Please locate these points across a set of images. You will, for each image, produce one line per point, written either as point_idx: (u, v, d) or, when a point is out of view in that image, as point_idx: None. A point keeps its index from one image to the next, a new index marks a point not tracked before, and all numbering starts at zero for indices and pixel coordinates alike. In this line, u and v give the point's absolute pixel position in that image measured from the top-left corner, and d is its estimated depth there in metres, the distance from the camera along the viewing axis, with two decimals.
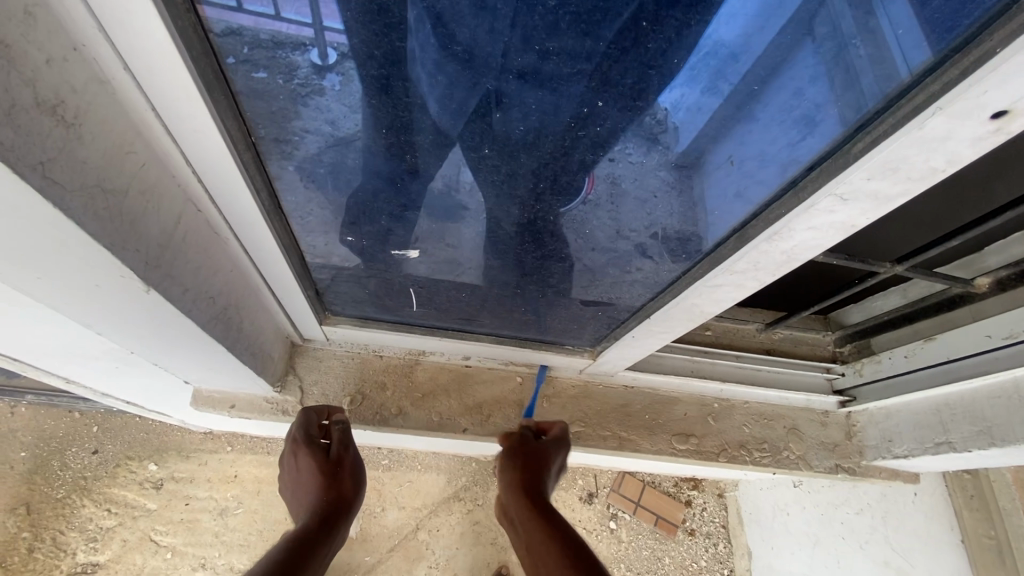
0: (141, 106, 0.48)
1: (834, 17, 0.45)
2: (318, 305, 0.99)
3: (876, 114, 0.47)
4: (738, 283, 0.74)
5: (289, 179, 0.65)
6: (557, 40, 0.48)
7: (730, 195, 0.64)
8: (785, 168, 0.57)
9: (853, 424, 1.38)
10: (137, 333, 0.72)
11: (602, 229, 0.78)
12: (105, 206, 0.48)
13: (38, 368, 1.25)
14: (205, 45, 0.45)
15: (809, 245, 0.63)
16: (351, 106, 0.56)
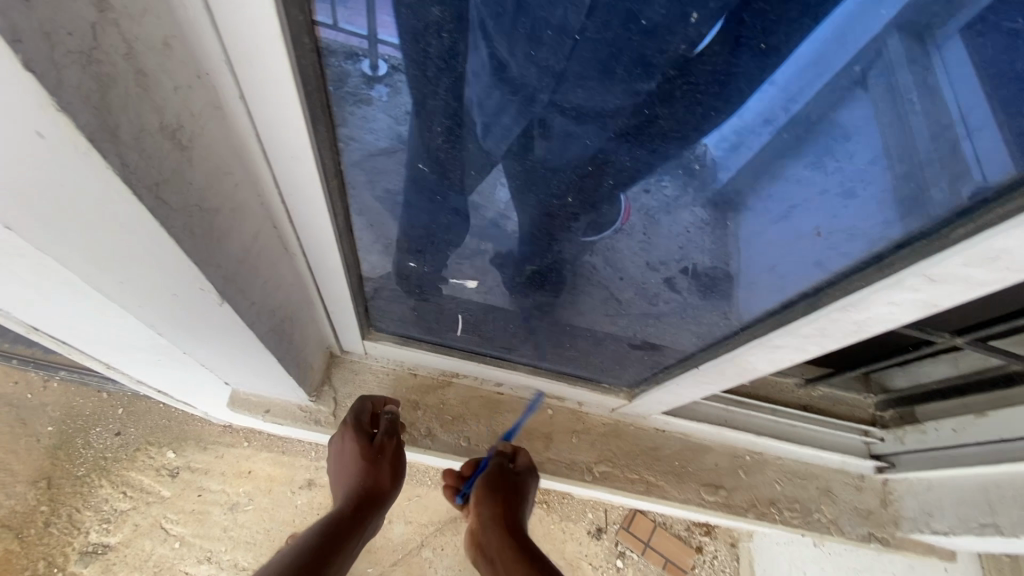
0: (247, 130, 0.50)
1: (890, 68, 0.48)
2: (363, 320, 1.00)
3: (986, 202, 0.45)
4: (799, 348, 0.72)
5: (361, 197, 0.66)
6: None
7: (809, 261, 0.64)
8: (872, 242, 0.56)
9: (890, 492, 1.33)
10: (198, 336, 0.74)
11: (632, 261, 0.82)
12: (201, 223, 0.50)
13: (82, 350, 1.28)
14: (317, 80, 0.47)
15: (885, 319, 0.61)
16: (416, 116, 0.57)
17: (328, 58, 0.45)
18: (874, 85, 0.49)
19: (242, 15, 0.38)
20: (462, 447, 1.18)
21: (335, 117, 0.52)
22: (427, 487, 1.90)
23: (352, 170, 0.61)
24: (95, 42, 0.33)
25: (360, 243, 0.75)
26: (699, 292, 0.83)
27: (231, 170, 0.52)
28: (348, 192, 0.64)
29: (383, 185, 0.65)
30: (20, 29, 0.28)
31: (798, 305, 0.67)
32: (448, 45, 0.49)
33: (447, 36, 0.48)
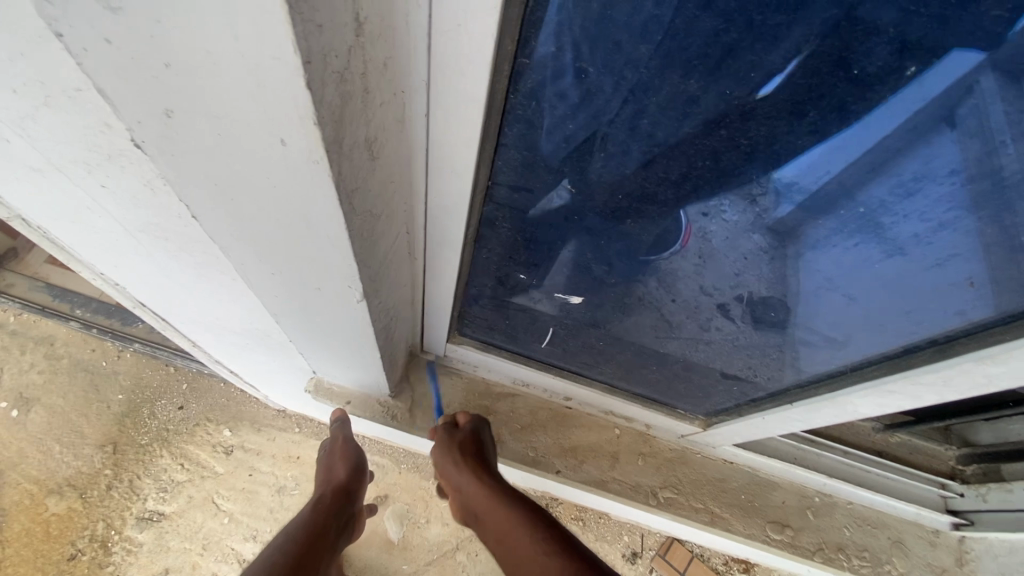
0: (418, 143, 0.53)
1: (982, 110, 0.45)
2: (454, 325, 1.04)
3: None
4: (915, 395, 0.70)
5: (499, 210, 0.67)
6: None
7: (949, 309, 0.61)
8: (1021, 293, 0.54)
9: (966, 551, 1.27)
10: (316, 325, 0.78)
11: (686, 284, 0.80)
12: (368, 227, 0.53)
13: (173, 327, 1.36)
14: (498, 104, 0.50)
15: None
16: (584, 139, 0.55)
17: (519, 77, 0.47)
18: (961, 123, 0.47)
19: (468, 35, 0.40)
20: (529, 458, 1.19)
21: (500, 138, 0.54)
22: None
23: (503, 182, 0.61)
24: (347, 63, 0.36)
25: (478, 250, 0.77)
26: (752, 318, 0.82)
27: (396, 179, 0.55)
28: (486, 206, 0.66)
29: (527, 200, 0.64)
30: (311, 51, 0.31)
31: (925, 351, 0.66)
32: (641, 80, 0.48)
33: (644, 71, 0.47)
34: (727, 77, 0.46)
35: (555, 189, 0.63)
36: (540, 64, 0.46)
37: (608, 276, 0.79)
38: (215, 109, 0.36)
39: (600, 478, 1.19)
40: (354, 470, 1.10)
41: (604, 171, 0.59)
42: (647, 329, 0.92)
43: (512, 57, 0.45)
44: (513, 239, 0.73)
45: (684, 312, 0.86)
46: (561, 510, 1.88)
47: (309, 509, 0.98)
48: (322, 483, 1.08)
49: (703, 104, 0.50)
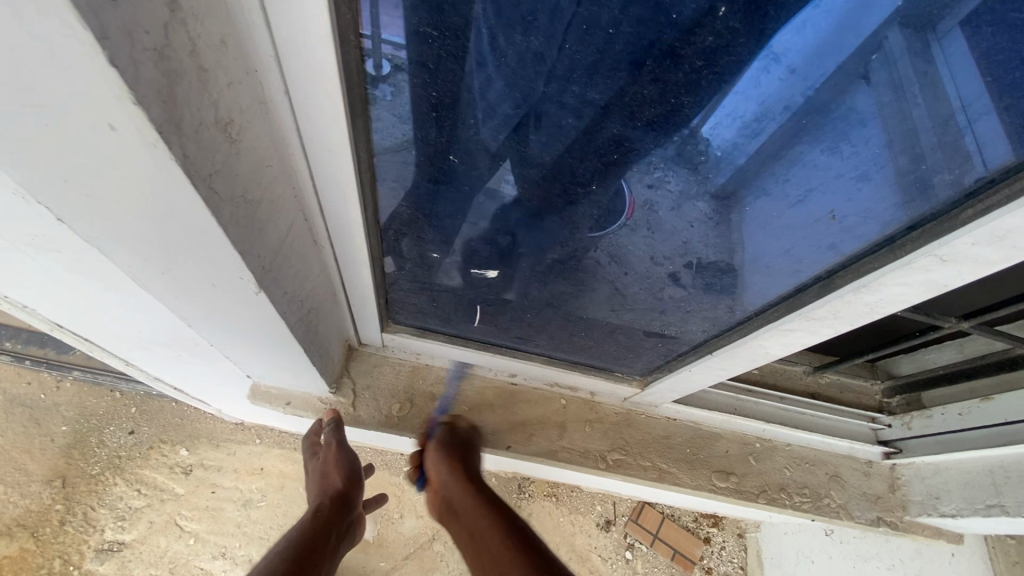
0: (288, 125, 0.52)
1: (890, 59, 0.48)
2: (384, 313, 1.04)
3: (990, 183, 0.49)
4: (810, 330, 0.75)
5: (390, 187, 0.67)
6: (695, 95, 0.53)
7: (824, 246, 0.65)
8: (885, 225, 0.58)
9: (898, 476, 1.35)
10: (226, 325, 0.76)
11: (637, 255, 0.82)
12: (244, 214, 0.52)
13: (102, 347, 1.30)
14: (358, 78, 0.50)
15: (898, 299, 0.63)
16: (453, 108, 0.55)
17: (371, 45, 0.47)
18: (876, 76, 0.50)
19: (299, 6, 0.40)
20: None
21: (371, 113, 0.54)
22: None
23: (387, 155, 0.61)
24: (167, 40, 0.36)
25: (383, 230, 0.76)
26: (702, 283, 0.83)
27: (270, 164, 0.54)
28: (380, 186, 0.66)
29: (418, 174, 0.65)
30: (108, 28, 0.31)
31: (811, 288, 0.70)
32: (484, 43, 0.49)
33: (485, 32, 0.48)
34: (564, 33, 0.47)
35: (438, 160, 0.63)
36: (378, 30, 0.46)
37: (516, 246, 0.80)
38: (31, 100, 0.35)
39: (549, 449, 1.22)
40: (349, 476, 1.08)
41: (478, 138, 0.59)
42: (571, 296, 0.94)
43: (356, 25, 0.45)
44: (412, 215, 0.73)
45: (604, 275, 0.87)
46: (532, 489, 1.92)
47: (307, 519, 0.96)
48: (316, 492, 1.06)
49: (552, 62, 0.51)
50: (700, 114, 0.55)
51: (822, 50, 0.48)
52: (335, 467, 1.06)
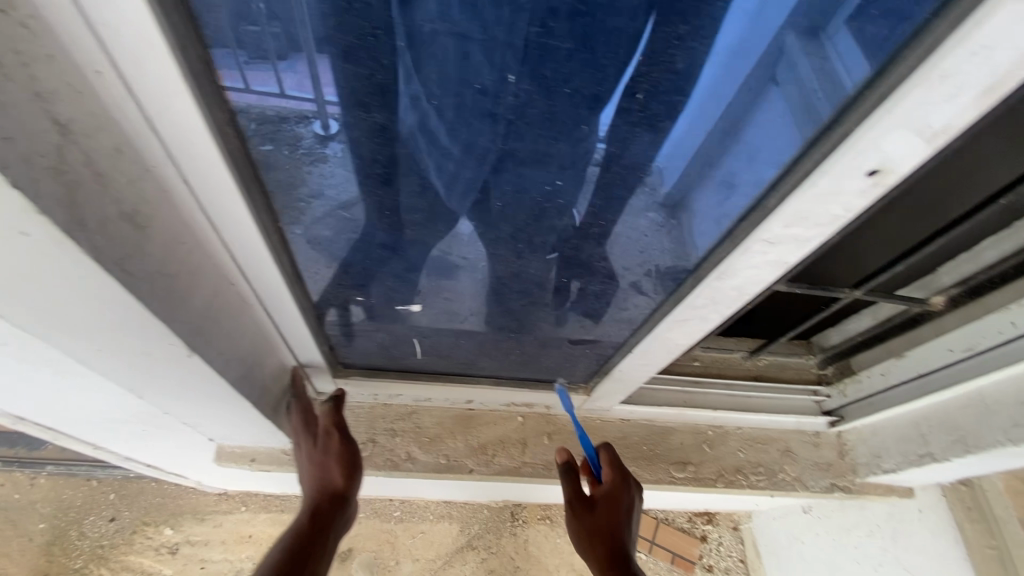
0: (192, 208, 0.61)
1: (794, 64, 0.53)
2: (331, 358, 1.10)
3: (783, 176, 0.60)
4: (704, 317, 0.87)
5: (309, 247, 0.76)
6: (522, 142, 0.62)
7: (686, 245, 0.76)
8: (720, 222, 0.70)
9: (844, 443, 1.43)
10: (175, 391, 0.83)
11: (596, 271, 0.87)
12: (162, 287, 0.60)
13: (69, 435, 1.33)
14: (247, 159, 0.59)
15: (753, 280, 0.76)
16: (338, 167, 0.64)
17: (243, 123, 0.55)
18: (783, 80, 0.54)
19: (174, 116, 0.49)
20: (442, 465, 1.25)
21: (265, 185, 0.63)
22: (429, 521, 1.95)
23: (294, 217, 0.70)
24: (61, 156, 0.45)
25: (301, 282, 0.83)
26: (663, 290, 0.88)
27: (181, 240, 0.63)
28: (292, 245, 0.74)
29: (322, 229, 0.73)
30: (6, 157, 0.40)
31: (688, 279, 0.82)
32: (341, 121, 0.58)
33: (337, 114, 0.57)
34: (395, 106, 0.57)
35: (331, 219, 0.71)
36: (247, 111, 0.54)
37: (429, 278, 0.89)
38: None
39: (513, 466, 1.28)
40: (348, 470, 1.03)
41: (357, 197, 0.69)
42: (496, 318, 1.01)
43: (230, 115, 0.54)
44: (321, 264, 0.81)
45: (513, 297, 0.95)
46: (526, 515, 2.00)
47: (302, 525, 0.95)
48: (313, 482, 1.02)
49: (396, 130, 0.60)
50: (534, 156, 0.64)
51: (720, 72, 0.54)
52: (333, 465, 1.01)
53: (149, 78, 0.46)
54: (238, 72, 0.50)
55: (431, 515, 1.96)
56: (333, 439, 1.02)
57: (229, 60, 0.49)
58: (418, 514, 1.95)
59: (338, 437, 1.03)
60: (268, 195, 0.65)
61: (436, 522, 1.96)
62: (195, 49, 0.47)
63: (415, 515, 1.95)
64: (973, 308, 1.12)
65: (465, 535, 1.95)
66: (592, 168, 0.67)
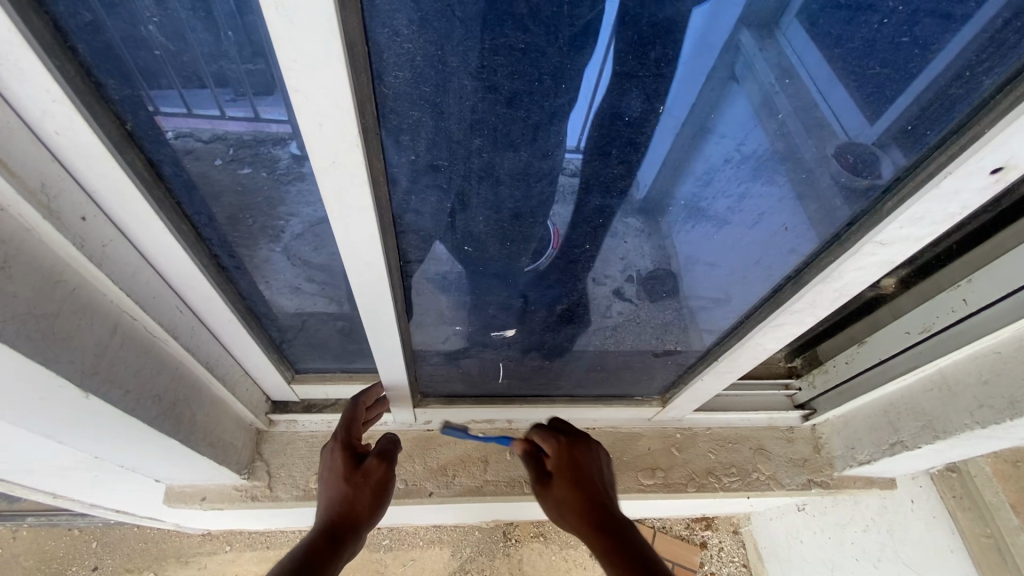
0: (66, 247, 0.60)
1: (751, 61, 0.58)
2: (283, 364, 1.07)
3: (900, 178, 0.65)
4: (798, 320, 0.88)
5: (288, 267, 0.80)
6: None
7: (785, 251, 0.80)
8: (829, 226, 0.73)
9: (819, 436, 1.38)
10: (94, 436, 0.81)
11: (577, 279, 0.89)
12: (37, 328, 0.58)
13: (26, 485, 1.30)
14: (157, 179, 0.62)
15: (858, 281, 0.78)
16: (279, 180, 0.65)
17: (175, 143, 0.59)
18: (743, 77, 0.60)
19: (68, 135, 0.53)
20: (399, 490, 1.22)
21: (180, 204, 0.66)
22: (419, 548, 1.90)
23: (293, 240, 0.74)
24: None
25: (263, 293, 0.85)
26: (647, 294, 0.95)
27: (61, 278, 0.62)
28: (221, 263, 0.76)
29: (303, 244, 0.75)
30: None
31: (787, 284, 0.85)
32: (241, 137, 0.59)
33: (246, 132, 0.58)
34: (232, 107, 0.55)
35: (279, 233, 0.73)
36: (143, 127, 0.56)
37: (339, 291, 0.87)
38: None
39: (474, 485, 1.24)
40: (377, 499, 0.88)
41: (276, 209, 0.69)
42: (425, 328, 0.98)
43: (127, 133, 0.57)
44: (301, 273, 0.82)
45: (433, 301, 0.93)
46: (519, 534, 1.94)
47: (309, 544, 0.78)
48: (329, 499, 0.87)
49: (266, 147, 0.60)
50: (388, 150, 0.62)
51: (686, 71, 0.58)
52: (368, 491, 0.87)
53: (35, 99, 0.49)
54: (214, 104, 0.56)
55: (421, 541, 1.91)
56: (380, 463, 0.90)
57: (209, 97, 0.55)
58: (407, 541, 1.90)
59: (387, 463, 0.90)
60: (187, 214, 0.67)
61: (426, 548, 1.90)
62: (73, 65, 0.50)
63: (404, 543, 1.90)
64: (925, 287, 1.10)
65: (457, 560, 1.88)
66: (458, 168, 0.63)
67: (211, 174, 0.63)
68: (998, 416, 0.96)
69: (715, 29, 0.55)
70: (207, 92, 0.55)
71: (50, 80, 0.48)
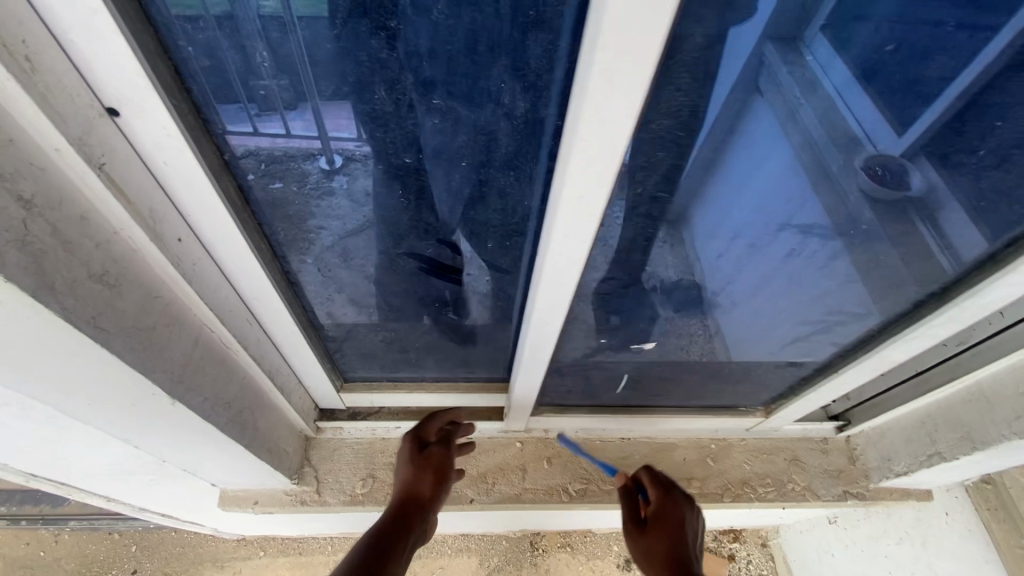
0: (165, 265, 0.65)
1: (773, 76, 0.59)
2: (334, 373, 1.12)
3: None
4: (931, 337, 0.87)
5: (315, 275, 0.85)
6: (445, 157, 0.66)
7: (924, 271, 0.79)
8: (980, 248, 0.73)
9: (854, 447, 1.39)
10: (169, 440, 0.86)
11: (603, 287, 0.89)
12: (138, 340, 0.63)
13: (83, 489, 1.37)
14: (244, 201, 0.68)
15: (1002, 300, 0.76)
16: (315, 195, 0.71)
17: (237, 160, 0.63)
18: (764, 88, 0.60)
19: (177, 165, 0.58)
20: None
21: (261, 222, 0.71)
22: (448, 556, 1.93)
23: (321, 248, 0.80)
24: (26, 231, 0.49)
25: (323, 301, 0.91)
26: (667, 299, 0.96)
27: (157, 294, 0.67)
28: (291, 276, 0.82)
29: (331, 252, 0.81)
30: None
31: (930, 301, 0.84)
32: (274, 152, 0.63)
33: (281, 148, 0.63)
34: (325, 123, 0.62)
35: (312, 243, 0.78)
36: (239, 156, 0.62)
37: (385, 294, 0.93)
38: None
39: (514, 493, 1.28)
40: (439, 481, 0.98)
41: (315, 220, 0.74)
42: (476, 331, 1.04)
43: (224, 162, 0.62)
44: (331, 283, 0.88)
45: (481, 311, 0.98)
46: (546, 544, 1.96)
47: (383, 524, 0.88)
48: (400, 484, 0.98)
49: (300, 164, 0.65)
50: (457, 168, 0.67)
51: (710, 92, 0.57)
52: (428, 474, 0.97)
53: (153, 134, 0.55)
54: (247, 121, 0.59)
55: (450, 550, 1.94)
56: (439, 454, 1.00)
57: (241, 113, 0.58)
58: (437, 549, 1.93)
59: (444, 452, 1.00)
60: (266, 233, 0.73)
61: (455, 557, 1.93)
62: (186, 103, 0.56)
63: (434, 551, 1.93)
64: None
65: (485, 568, 1.91)
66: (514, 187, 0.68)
67: (245, 188, 0.66)
68: None
69: (744, 44, 0.54)
70: (241, 109, 0.58)
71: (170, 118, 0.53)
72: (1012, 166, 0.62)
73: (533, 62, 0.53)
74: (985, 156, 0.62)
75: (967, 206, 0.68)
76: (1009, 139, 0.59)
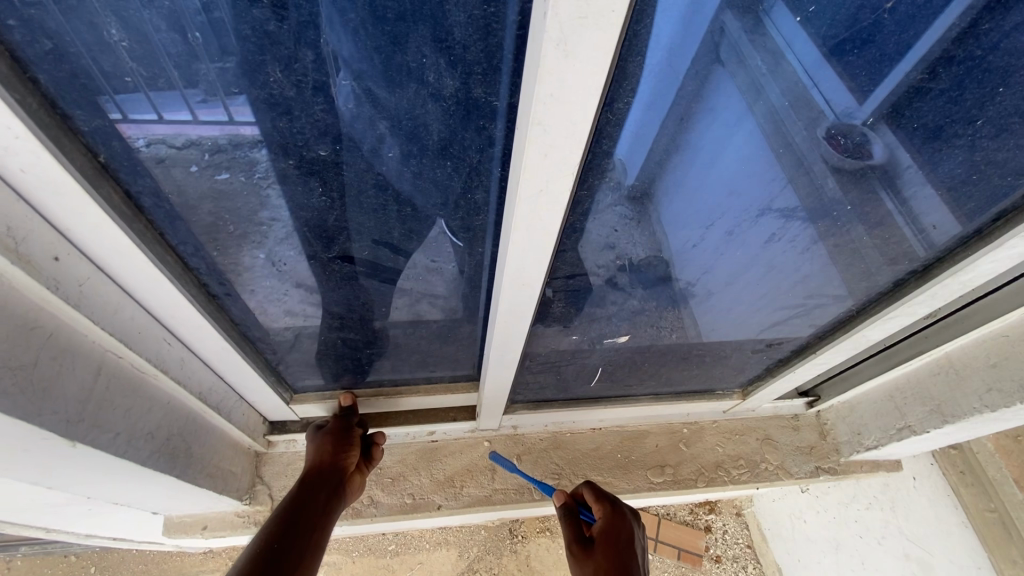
0: (41, 292, 0.55)
1: (735, 44, 0.51)
2: (282, 385, 1.01)
3: None
4: (912, 313, 0.84)
5: (257, 285, 0.74)
6: (366, 148, 0.57)
7: (905, 246, 0.74)
8: (971, 221, 0.68)
9: (824, 423, 1.39)
10: (83, 479, 0.76)
11: (568, 273, 0.78)
12: (11, 382, 0.53)
13: (13, 523, 1.25)
14: (133, 209, 0.57)
15: (986, 273, 0.73)
16: (275, 181, 0.59)
17: (148, 152, 0.52)
18: (726, 58, 0.52)
19: (38, 174, 0.48)
20: (407, 505, 1.19)
21: (163, 233, 0.61)
22: (425, 551, 1.88)
23: (276, 245, 0.68)
24: None
25: (258, 318, 0.81)
26: (639, 279, 0.85)
27: (36, 324, 0.57)
28: (211, 290, 0.72)
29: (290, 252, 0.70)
30: None
31: (910, 279, 0.80)
32: (215, 142, 0.54)
33: (220, 137, 0.53)
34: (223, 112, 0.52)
35: (267, 245, 0.68)
36: (118, 157, 0.52)
37: (328, 300, 0.83)
38: None
39: (483, 495, 1.22)
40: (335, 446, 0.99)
41: (262, 215, 0.63)
42: (432, 333, 0.95)
43: (99, 166, 0.52)
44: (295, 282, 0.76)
45: (433, 313, 0.90)
46: (525, 530, 1.93)
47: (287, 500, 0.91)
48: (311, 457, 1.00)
49: (245, 153, 0.55)
50: (384, 160, 0.58)
51: (661, 59, 0.49)
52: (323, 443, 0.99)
53: None
54: (183, 106, 0.50)
55: (427, 544, 1.89)
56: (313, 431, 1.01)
57: (177, 97, 0.49)
58: (413, 545, 1.88)
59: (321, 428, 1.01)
60: (171, 244, 0.63)
61: (432, 551, 1.88)
62: (35, 97, 0.45)
63: (410, 547, 1.88)
64: None
65: (464, 560, 1.87)
66: (454, 179, 0.60)
67: (185, 181, 0.56)
68: (1007, 400, 0.96)
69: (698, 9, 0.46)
70: (176, 94, 0.49)
71: (11, 115, 0.42)
72: (997, 137, 0.57)
73: (457, 32, 0.45)
74: (970, 129, 0.57)
75: (945, 182, 0.63)
76: (996, 109, 0.54)
